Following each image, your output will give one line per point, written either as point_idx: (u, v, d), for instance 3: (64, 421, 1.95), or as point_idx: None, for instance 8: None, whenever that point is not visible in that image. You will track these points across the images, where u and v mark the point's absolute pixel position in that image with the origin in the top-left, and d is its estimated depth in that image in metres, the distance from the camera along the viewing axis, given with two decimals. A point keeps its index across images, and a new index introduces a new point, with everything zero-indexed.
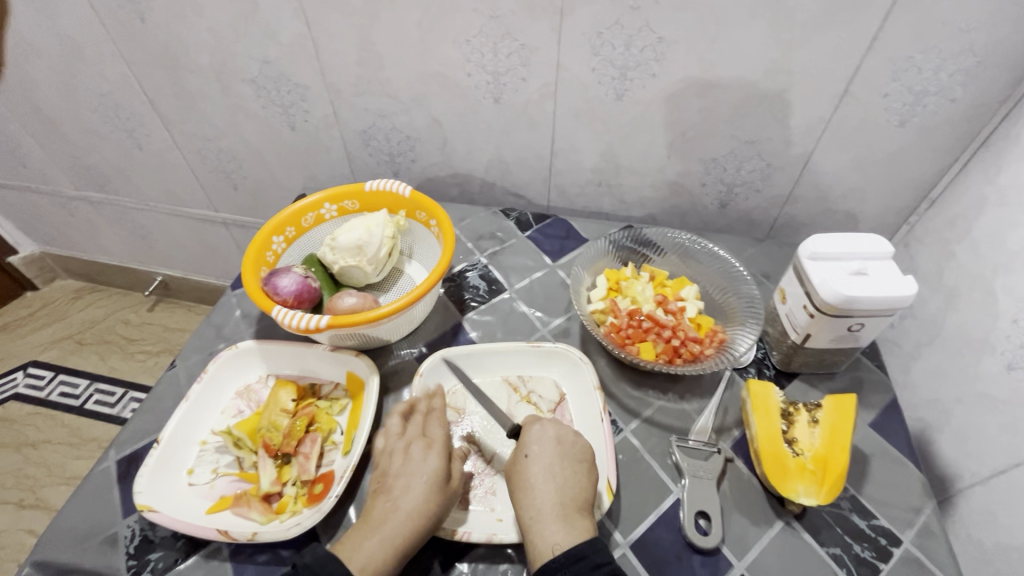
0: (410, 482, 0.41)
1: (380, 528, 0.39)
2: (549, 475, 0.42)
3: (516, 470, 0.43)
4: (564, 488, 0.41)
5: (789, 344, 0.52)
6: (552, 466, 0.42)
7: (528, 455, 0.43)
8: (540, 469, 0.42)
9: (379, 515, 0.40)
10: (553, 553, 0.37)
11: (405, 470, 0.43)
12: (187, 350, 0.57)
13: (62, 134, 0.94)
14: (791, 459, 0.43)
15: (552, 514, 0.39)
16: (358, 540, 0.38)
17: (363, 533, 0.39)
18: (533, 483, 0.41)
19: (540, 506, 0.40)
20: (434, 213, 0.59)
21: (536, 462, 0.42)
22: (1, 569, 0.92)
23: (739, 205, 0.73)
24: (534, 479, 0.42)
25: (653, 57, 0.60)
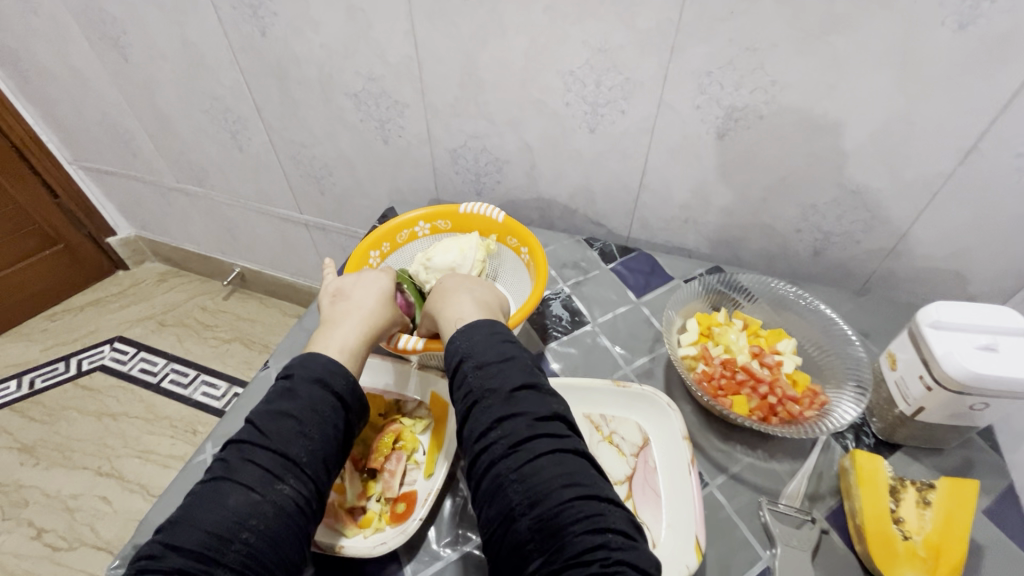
0: (364, 297, 0.51)
1: (353, 323, 0.48)
2: (457, 292, 0.50)
3: (432, 301, 0.51)
4: (473, 297, 0.49)
5: (895, 414, 0.49)
6: (465, 286, 0.51)
7: (450, 284, 0.51)
8: (449, 290, 0.50)
9: (351, 318, 0.49)
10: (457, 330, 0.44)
11: (361, 290, 0.52)
12: (280, 352, 0.59)
13: (172, 131, 1.01)
14: (900, 542, 0.41)
15: (465, 313, 0.47)
16: (337, 332, 0.47)
17: (337, 331, 0.47)
18: (450, 300, 0.49)
19: (452, 311, 0.48)
20: (526, 241, 0.59)
21: (453, 285, 0.51)
22: (76, 531, 0.99)
23: (835, 254, 0.70)
24: (447, 294, 0.50)
25: (762, 99, 0.59)
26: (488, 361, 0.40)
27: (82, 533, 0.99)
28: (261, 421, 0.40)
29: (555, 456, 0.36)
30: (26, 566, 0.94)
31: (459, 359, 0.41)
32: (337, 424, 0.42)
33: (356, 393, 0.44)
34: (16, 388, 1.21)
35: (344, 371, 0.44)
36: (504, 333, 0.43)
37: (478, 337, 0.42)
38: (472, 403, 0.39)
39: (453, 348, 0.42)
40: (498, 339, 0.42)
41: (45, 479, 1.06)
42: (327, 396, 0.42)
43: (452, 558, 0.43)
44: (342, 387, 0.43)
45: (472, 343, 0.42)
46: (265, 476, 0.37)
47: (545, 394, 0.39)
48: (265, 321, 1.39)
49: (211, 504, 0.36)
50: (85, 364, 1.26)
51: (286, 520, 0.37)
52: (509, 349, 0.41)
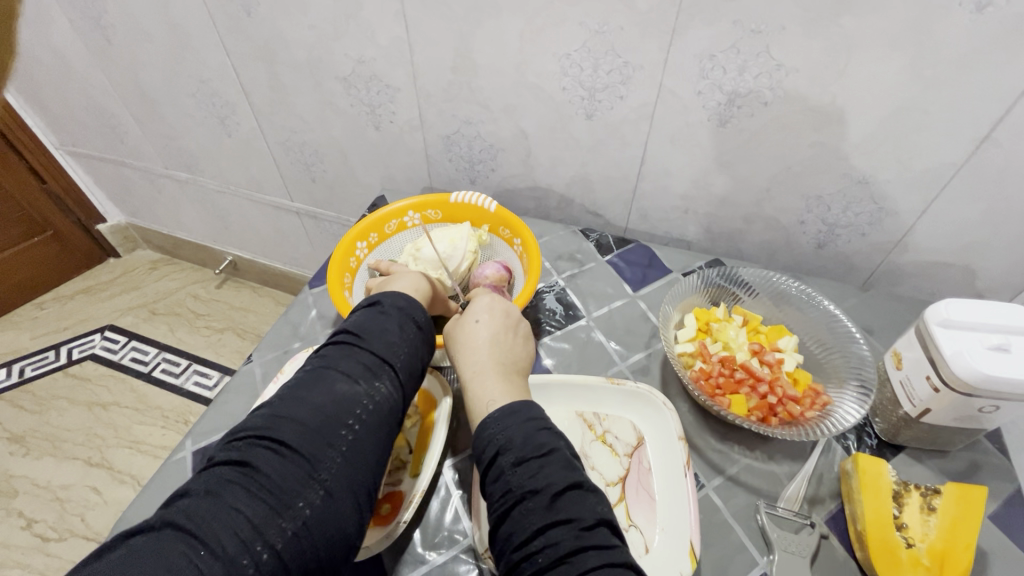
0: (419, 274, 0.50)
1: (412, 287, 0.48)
2: (487, 340, 0.43)
3: (456, 342, 0.44)
4: (503, 352, 0.43)
5: (899, 416, 0.47)
6: (497, 333, 0.44)
7: (479, 321, 0.45)
8: (476, 332, 0.44)
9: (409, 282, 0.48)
10: (489, 408, 0.38)
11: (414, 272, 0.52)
12: (264, 345, 0.57)
13: (159, 115, 0.98)
14: (903, 550, 0.39)
15: (494, 373, 0.41)
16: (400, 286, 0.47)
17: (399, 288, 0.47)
18: (477, 349, 0.43)
19: (479, 363, 0.42)
20: (519, 232, 0.57)
21: (483, 325, 0.45)
22: (66, 522, 0.98)
23: (840, 246, 0.68)
24: (475, 339, 0.43)
25: (767, 84, 0.56)
26: (528, 454, 0.35)
27: (72, 523, 0.98)
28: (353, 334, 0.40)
29: (608, 571, 0.30)
30: (16, 557, 0.93)
31: (495, 450, 0.36)
32: (416, 344, 0.41)
33: (428, 325, 0.43)
34: (6, 377, 1.19)
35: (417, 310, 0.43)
36: (543, 416, 0.37)
37: (515, 421, 0.36)
38: (509, 505, 0.34)
39: (485, 432, 0.37)
40: (536, 422, 0.36)
41: (35, 469, 1.04)
42: (406, 321, 0.42)
43: (437, 562, 0.42)
44: (419, 318, 0.43)
45: (507, 428, 0.36)
46: (364, 374, 0.37)
47: (589, 493, 0.34)
48: (258, 310, 1.37)
49: (311, 395, 0.35)
50: (76, 353, 1.24)
51: (383, 418, 0.36)
52: (550, 438, 0.35)
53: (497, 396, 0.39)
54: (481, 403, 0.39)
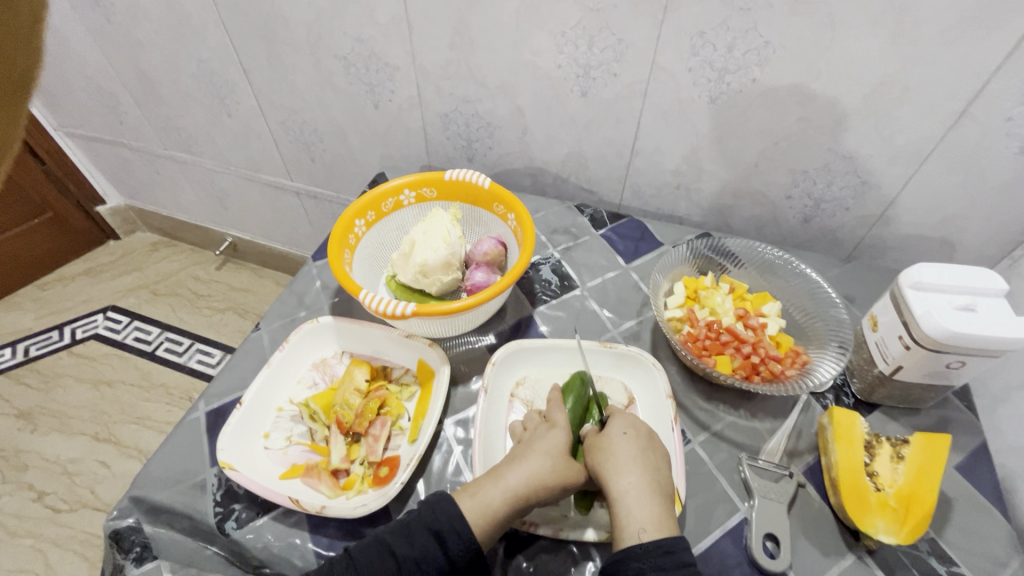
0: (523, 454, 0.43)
1: (483, 486, 0.41)
2: (636, 461, 0.42)
3: (603, 471, 0.42)
4: (654, 471, 0.42)
5: (874, 374, 0.50)
6: (641, 453, 0.43)
7: (629, 435, 0.44)
8: (624, 450, 0.43)
9: (492, 490, 0.41)
10: (639, 538, 0.38)
11: (538, 439, 0.44)
12: (271, 315, 0.60)
13: (159, 95, 0.99)
14: (872, 493, 0.42)
15: (647, 496, 0.40)
16: (482, 491, 0.41)
17: (486, 485, 0.41)
18: (628, 479, 0.41)
19: (633, 487, 0.41)
20: (512, 207, 0.58)
21: (630, 442, 0.43)
22: (76, 494, 1.01)
23: (825, 220, 0.70)
24: (623, 461, 0.42)
25: (755, 61, 0.58)
26: None
27: (82, 495, 1.01)
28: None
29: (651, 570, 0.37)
30: (28, 528, 0.96)
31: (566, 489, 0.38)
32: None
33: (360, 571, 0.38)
34: (11, 356, 1.21)
35: (447, 547, 0.39)
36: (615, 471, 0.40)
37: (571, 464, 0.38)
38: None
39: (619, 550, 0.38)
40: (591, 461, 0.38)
41: (43, 444, 1.07)
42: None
43: None
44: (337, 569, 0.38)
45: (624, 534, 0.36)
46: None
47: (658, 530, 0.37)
48: (258, 291, 1.39)
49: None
50: (79, 333, 1.26)
51: None
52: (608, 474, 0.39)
53: (651, 526, 0.39)
54: (629, 529, 0.39)
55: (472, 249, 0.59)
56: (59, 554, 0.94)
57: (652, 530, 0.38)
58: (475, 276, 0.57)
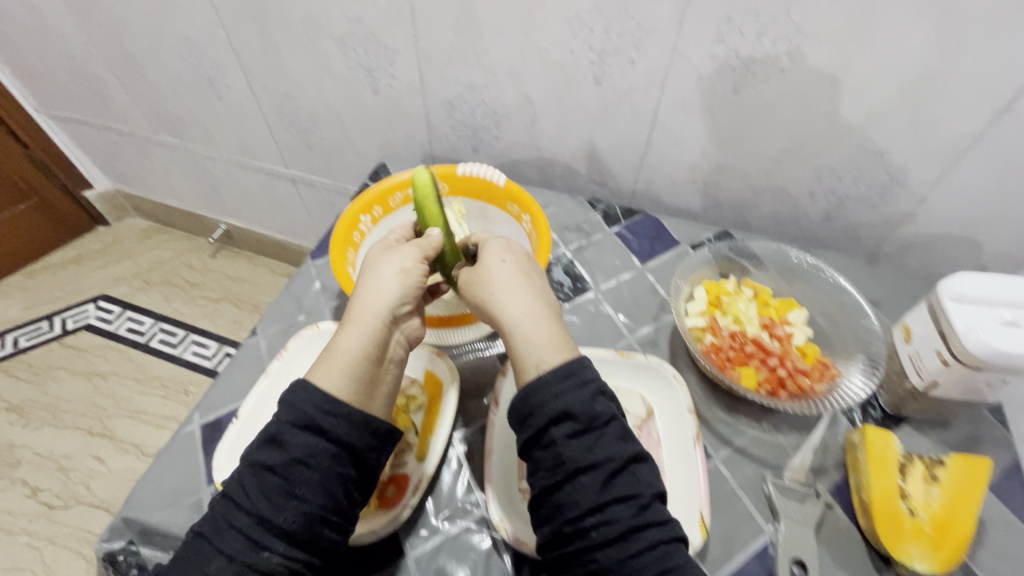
0: (369, 291, 0.41)
1: (366, 330, 0.39)
2: (519, 282, 0.41)
3: (494, 291, 0.41)
4: (535, 301, 0.40)
5: (906, 387, 0.48)
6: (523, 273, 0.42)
7: (507, 261, 0.42)
8: (508, 278, 0.41)
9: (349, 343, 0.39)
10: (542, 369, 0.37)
11: (379, 267, 0.43)
12: (268, 319, 0.56)
13: (145, 78, 0.94)
14: (906, 519, 0.40)
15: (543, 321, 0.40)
16: (339, 342, 0.39)
17: (343, 336, 0.40)
18: (507, 297, 0.40)
19: (496, 293, 0.41)
20: (528, 208, 0.55)
21: (508, 269, 0.42)
22: (72, 490, 0.99)
23: (848, 219, 0.67)
24: (500, 297, 0.40)
25: (785, 50, 0.54)
26: (584, 428, 0.35)
27: (77, 492, 0.99)
28: (283, 434, 0.36)
29: (662, 546, 0.33)
30: (23, 524, 0.95)
31: (548, 417, 0.35)
32: (342, 471, 0.36)
33: (364, 432, 0.37)
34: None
35: (344, 413, 0.36)
36: (593, 379, 0.37)
37: (568, 389, 0.36)
38: (561, 479, 0.35)
39: (538, 397, 0.36)
40: (591, 389, 0.36)
41: (36, 439, 1.05)
42: (324, 446, 0.36)
43: (447, 533, 0.43)
44: (341, 432, 0.36)
45: (566, 403, 0.35)
46: (292, 521, 0.34)
47: (643, 468, 0.36)
48: (254, 280, 1.35)
49: (200, 555, 0.34)
50: (70, 323, 1.23)
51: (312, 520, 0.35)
52: (604, 406, 0.36)
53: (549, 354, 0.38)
54: (528, 362, 0.38)
55: None
56: (56, 552, 0.92)
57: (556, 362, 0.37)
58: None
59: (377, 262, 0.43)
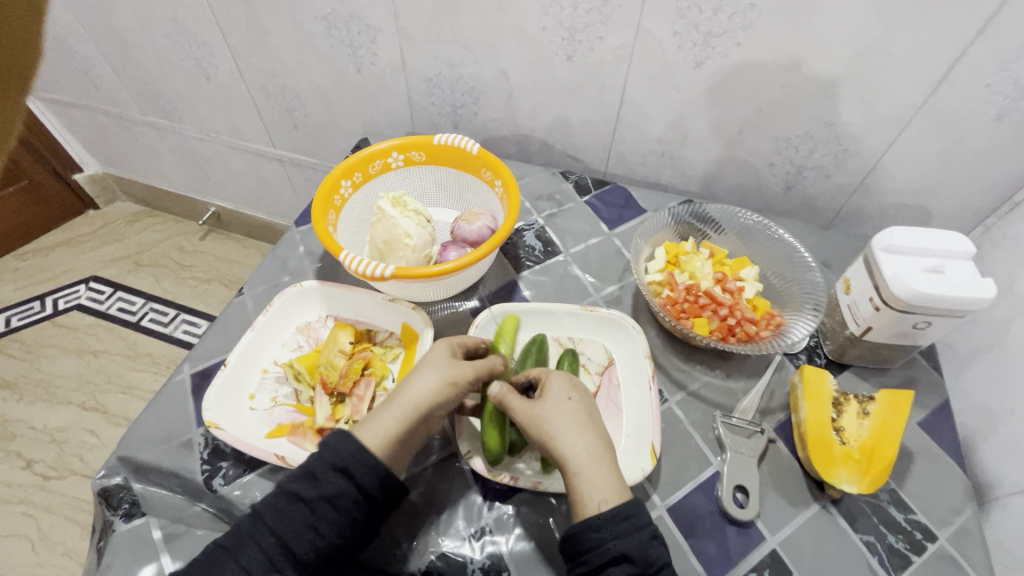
0: (417, 383, 0.42)
1: (407, 420, 0.41)
2: (585, 422, 0.41)
3: (554, 428, 0.40)
4: (594, 444, 0.40)
5: (846, 335, 0.52)
6: (587, 412, 0.42)
7: (572, 400, 0.42)
8: (575, 416, 0.41)
9: (384, 415, 0.41)
10: (600, 508, 0.38)
11: (426, 366, 0.43)
12: (254, 280, 0.59)
13: (134, 58, 0.96)
14: (837, 446, 0.44)
15: (603, 465, 0.40)
16: (374, 421, 0.41)
17: (384, 416, 0.41)
18: (568, 437, 0.40)
19: (559, 428, 0.40)
20: (499, 173, 0.58)
21: (571, 409, 0.42)
22: (66, 462, 1.02)
23: (806, 188, 0.71)
24: (563, 439, 0.40)
25: (740, 25, 0.58)
26: (641, 570, 0.36)
27: (72, 463, 1.01)
28: (319, 470, 0.39)
29: None
30: (19, 494, 0.97)
31: (606, 556, 0.36)
32: (359, 519, 0.38)
33: (386, 488, 0.40)
34: None
35: (373, 464, 0.39)
36: (649, 521, 0.38)
37: (628, 531, 0.37)
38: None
39: (597, 533, 0.37)
40: (647, 531, 0.37)
41: (30, 413, 1.07)
42: (351, 492, 0.38)
43: (422, 467, 0.46)
44: (368, 483, 0.39)
45: (621, 538, 0.37)
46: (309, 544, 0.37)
47: None
48: (244, 261, 1.37)
49: (221, 561, 0.37)
50: (61, 303, 1.25)
51: (332, 545, 0.38)
52: (659, 552, 0.37)
53: (607, 494, 0.38)
54: (587, 501, 0.38)
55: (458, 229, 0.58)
56: (52, 520, 0.95)
57: (613, 500, 0.38)
58: (448, 254, 0.56)
59: (433, 355, 0.44)
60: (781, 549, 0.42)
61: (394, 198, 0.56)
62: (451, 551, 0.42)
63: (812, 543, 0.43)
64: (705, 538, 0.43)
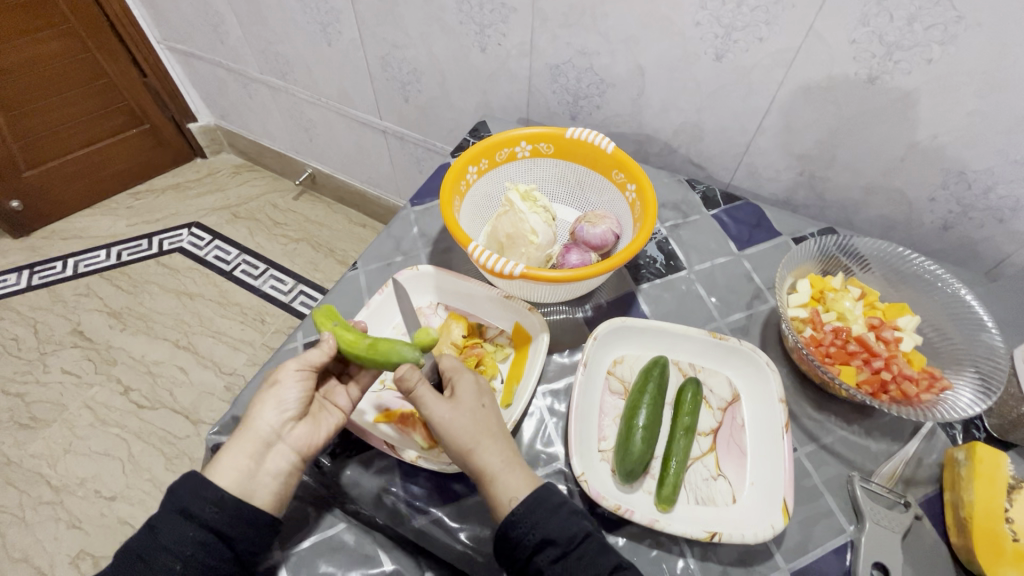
0: (260, 409, 0.42)
1: (250, 448, 0.40)
2: (486, 431, 0.41)
3: (460, 439, 0.40)
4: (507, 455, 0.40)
5: (1020, 412, 0.45)
6: (479, 421, 0.41)
7: (475, 404, 0.42)
8: (477, 422, 0.41)
9: (227, 456, 0.40)
10: (512, 505, 0.38)
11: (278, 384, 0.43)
12: (368, 255, 0.59)
13: (262, 18, 0.98)
14: (1008, 543, 0.38)
15: (511, 468, 0.40)
16: (221, 463, 0.40)
17: (226, 451, 0.40)
18: (478, 452, 0.40)
19: (473, 441, 0.40)
20: (635, 177, 0.54)
21: (469, 427, 0.40)
22: (157, 394, 1.09)
23: (968, 230, 0.63)
24: (471, 447, 0.40)
25: (938, 39, 0.50)
26: (566, 550, 0.37)
27: (162, 396, 1.08)
28: (158, 521, 0.37)
29: None
30: (115, 417, 1.05)
31: (530, 547, 0.37)
32: (209, 562, 0.36)
33: (236, 521, 0.38)
34: (105, 257, 1.29)
35: (218, 500, 0.38)
36: (561, 497, 0.39)
37: (546, 516, 0.38)
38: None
39: (515, 531, 0.37)
40: (565, 509, 0.38)
41: (130, 343, 1.15)
42: (193, 532, 0.37)
43: None
44: (214, 519, 0.37)
45: (540, 524, 0.37)
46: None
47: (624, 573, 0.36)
48: (332, 225, 1.41)
49: None
50: (165, 244, 1.32)
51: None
52: (581, 525, 0.38)
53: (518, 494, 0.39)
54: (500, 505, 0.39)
55: (581, 230, 0.55)
56: (141, 446, 1.02)
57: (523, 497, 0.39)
58: (570, 257, 0.53)
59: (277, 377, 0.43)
60: None
61: (524, 191, 0.53)
62: None
63: None
64: None
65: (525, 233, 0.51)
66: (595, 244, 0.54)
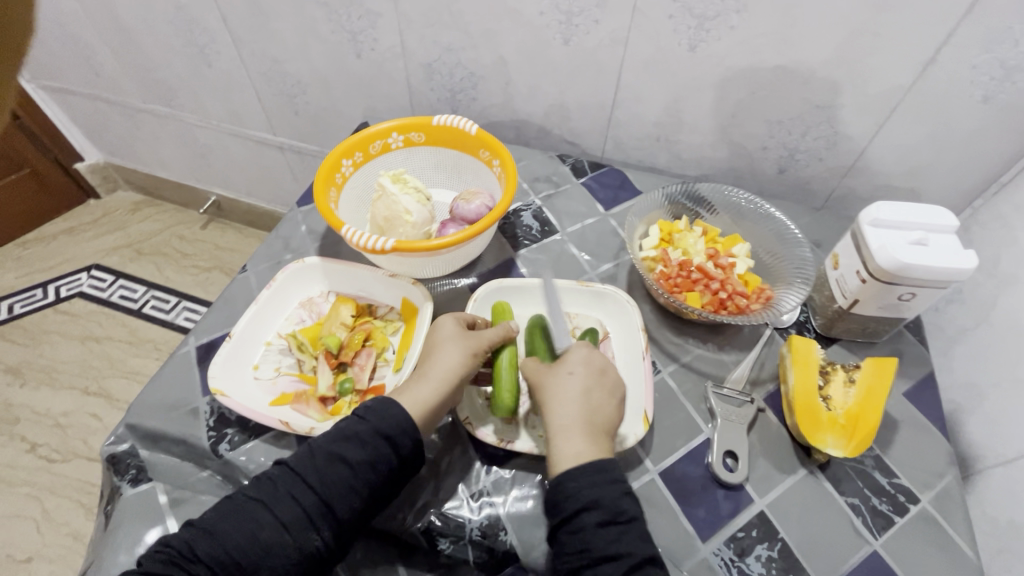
0: (444, 359, 0.45)
1: (438, 390, 0.44)
2: (580, 397, 0.43)
3: (551, 397, 0.44)
4: (592, 410, 0.43)
5: (834, 309, 0.53)
6: (590, 388, 0.44)
7: (573, 375, 0.44)
8: (574, 390, 0.43)
9: (420, 388, 0.43)
10: (574, 460, 0.41)
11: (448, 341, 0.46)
12: (258, 257, 0.60)
13: (136, 46, 0.97)
14: (824, 412, 0.46)
15: (583, 433, 0.42)
16: (410, 390, 0.44)
17: (418, 385, 0.44)
18: (570, 406, 0.43)
19: (574, 401, 0.43)
20: (498, 153, 0.59)
21: (578, 380, 0.44)
22: (70, 445, 1.03)
23: (800, 171, 0.72)
24: (566, 395, 0.43)
25: (733, 8, 0.59)
26: (614, 518, 0.38)
27: (75, 446, 1.03)
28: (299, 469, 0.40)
29: None
30: (24, 476, 0.99)
31: (579, 503, 0.39)
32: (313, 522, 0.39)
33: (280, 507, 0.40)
34: None
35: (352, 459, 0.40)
36: (623, 476, 0.40)
37: (603, 482, 0.39)
38: (585, 563, 0.37)
39: (573, 484, 0.39)
40: (620, 485, 0.40)
41: (34, 397, 1.08)
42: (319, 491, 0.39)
43: None
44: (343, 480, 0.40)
45: (596, 486, 0.39)
46: (276, 530, 0.38)
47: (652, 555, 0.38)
48: (244, 250, 1.38)
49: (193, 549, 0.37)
50: (63, 291, 1.26)
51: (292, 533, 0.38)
52: (631, 505, 0.39)
53: (582, 454, 0.41)
54: (566, 456, 0.41)
55: (458, 207, 0.59)
56: (56, 501, 0.97)
57: (590, 455, 0.41)
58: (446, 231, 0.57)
59: (449, 336, 0.46)
60: (769, 510, 0.44)
61: (394, 175, 0.57)
62: (449, 512, 0.44)
63: (799, 506, 0.44)
64: (696, 503, 0.44)
65: (398, 214, 0.55)
66: (471, 220, 0.58)
